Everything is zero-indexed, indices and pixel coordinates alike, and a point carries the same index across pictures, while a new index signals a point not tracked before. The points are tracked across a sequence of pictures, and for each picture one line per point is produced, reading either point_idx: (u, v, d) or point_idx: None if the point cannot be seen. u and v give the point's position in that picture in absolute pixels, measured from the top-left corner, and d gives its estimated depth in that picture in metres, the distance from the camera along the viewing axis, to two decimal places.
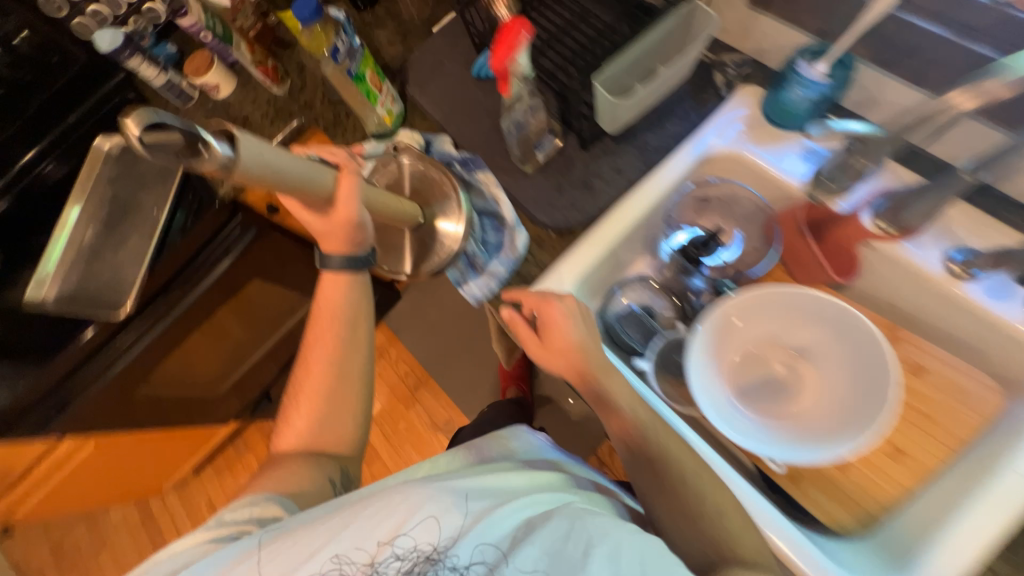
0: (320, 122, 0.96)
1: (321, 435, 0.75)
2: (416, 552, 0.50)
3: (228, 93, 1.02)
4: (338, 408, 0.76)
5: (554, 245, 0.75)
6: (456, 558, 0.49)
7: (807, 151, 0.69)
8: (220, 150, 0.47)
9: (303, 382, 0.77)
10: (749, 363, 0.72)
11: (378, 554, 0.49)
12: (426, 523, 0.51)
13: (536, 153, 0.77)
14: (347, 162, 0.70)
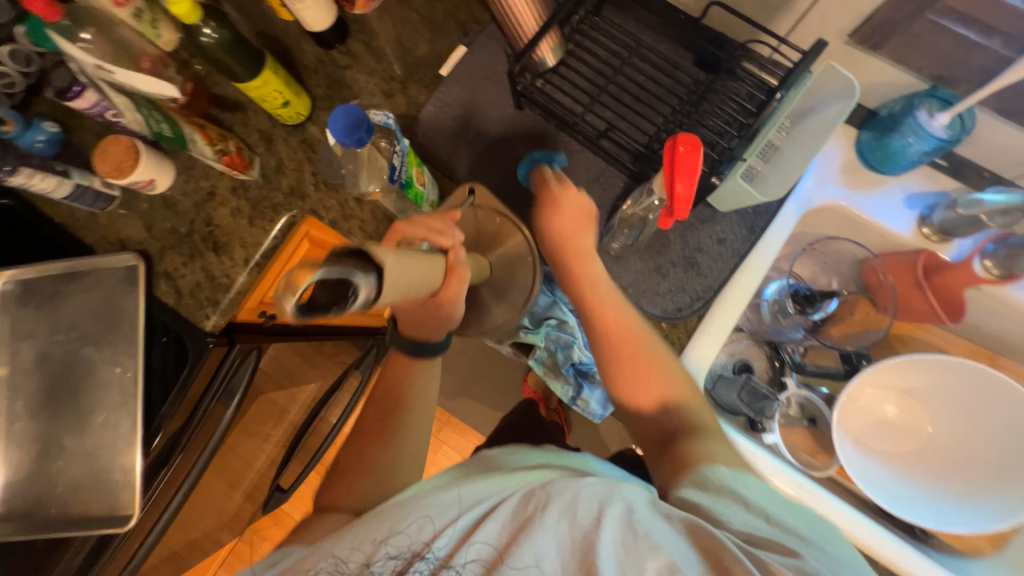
0: (322, 214, 0.74)
1: (362, 485, 0.58)
2: (408, 551, 0.44)
3: (167, 186, 0.75)
4: (390, 458, 0.60)
5: (670, 338, 0.67)
6: (442, 548, 0.44)
7: (909, 196, 0.67)
8: (368, 285, 0.37)
9: (366, 432, 0.63)
10: (861, 409, 0.72)
11: (375, 553, 0.44)
12: (418, 524, 0.46)
13: (620, 236, 0.67)
14: (455, 240, 0.52)
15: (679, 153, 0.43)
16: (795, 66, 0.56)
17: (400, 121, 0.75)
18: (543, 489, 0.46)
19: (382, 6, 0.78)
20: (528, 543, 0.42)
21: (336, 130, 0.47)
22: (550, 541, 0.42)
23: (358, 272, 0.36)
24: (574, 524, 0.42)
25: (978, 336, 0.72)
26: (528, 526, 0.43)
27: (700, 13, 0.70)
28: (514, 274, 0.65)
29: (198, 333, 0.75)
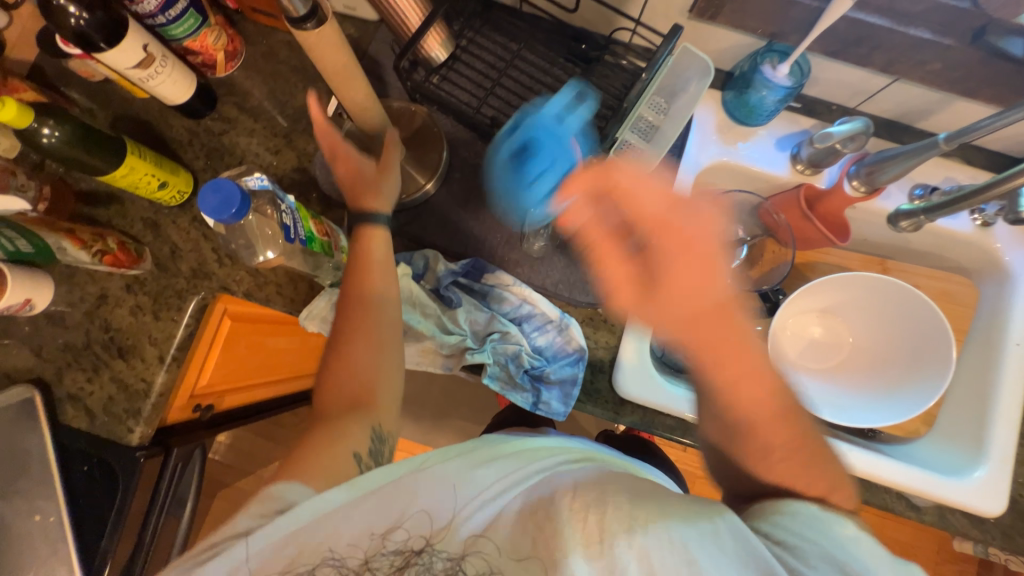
0: (234, 288, 0.70)
1: (358, 381, 0.58)
2: (406, 545, 0.45)
3: (45, 303, 0.67)
4: (371, 361, 0.59)
5: (610, 321, 0.70)
6: (452, 547, 0.44)
7: (778, 139, 0.74)
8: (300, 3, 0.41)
9: (342, 335, 0.59)
10: (793, 335, 0.79)
11: (373, 550, 0.45)
12: (418, 518, 0.46)
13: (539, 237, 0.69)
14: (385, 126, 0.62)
15: None
16: (660, 48, 0.60)
17: (293, 175, 0.73)
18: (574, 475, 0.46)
19: (247, 63, 0.76)
20: (552, 536, 0.41)
21: (210, 209, 0.44)
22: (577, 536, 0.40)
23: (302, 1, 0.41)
24: (603, 522, 0.40)
25: (868, 248, 0.81)
26: (556, 521, 0.41)
27: (571, 6, 0.70)
28: (417, 181, 0.70)
29: (122, 451, 0.67)
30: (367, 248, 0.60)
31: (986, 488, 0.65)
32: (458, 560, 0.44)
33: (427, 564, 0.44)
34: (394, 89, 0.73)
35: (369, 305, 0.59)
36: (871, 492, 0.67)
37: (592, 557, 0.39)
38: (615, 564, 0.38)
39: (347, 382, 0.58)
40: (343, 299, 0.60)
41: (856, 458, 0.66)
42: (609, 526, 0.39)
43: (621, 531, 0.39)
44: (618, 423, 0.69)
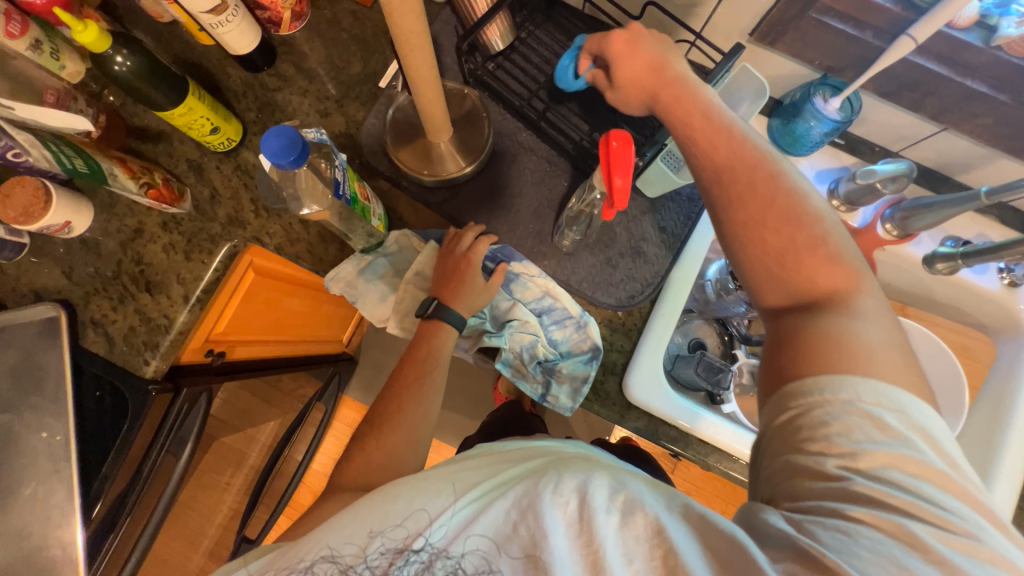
0: (266, 241, 0.71)
1: (380, 458, 0.58)
2: (405, 543, 0.44)
3: (83, 225, 0.69)
4: (396, 442, 0.59)
5: (627, 325, 0.70)
6: (452, 548, 0.43)
7: (817, 172, 0.74)
8: None
9: (378, 417, 0.61)
10: None
11: (371, 543, 0.44)
12: (417, 516, 0.45)
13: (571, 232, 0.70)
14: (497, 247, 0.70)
15: (614, 148, 0.46)
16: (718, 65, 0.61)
17: (339, 139, 0.74)
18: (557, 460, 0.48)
19: (310, 25, 0.77)
20: (533, 524, 0.41)
21: (270, 151, 0.45)
22: (559, 525, 0.40)
23: None
24: (583, 509, 0.41)
25: (890, 292, 0.81)
26: (535, 509, 0.41)
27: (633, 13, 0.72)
28: (459, 161, 0.71)
29: (136, 381, 0.69)
30: (432, 338, 0.64)
31: None
32: (459, 557, 0.42)
33: (428, 561, 0.43)
34: (449, 70, 0.74)
35: (412, 397, 0.62)
36: None
37: (575, 552, 0.40)
38: (595, 557, 0.39)
39: (372, 462, 0.58)
40: (392, 388, 0.63)
41: None
42: (588, 509, 0.41)
43: (599, 513, 0.40)
44: (622, 426, 0.69)
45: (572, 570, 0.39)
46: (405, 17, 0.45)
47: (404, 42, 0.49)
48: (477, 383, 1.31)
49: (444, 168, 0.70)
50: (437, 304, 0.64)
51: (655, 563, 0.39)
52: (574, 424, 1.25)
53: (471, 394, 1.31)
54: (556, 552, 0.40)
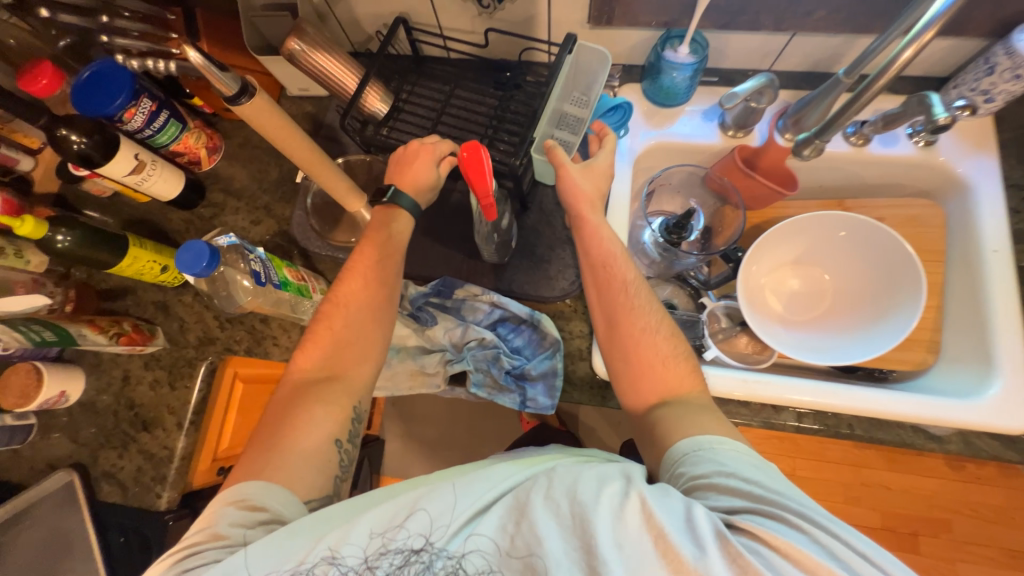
0: (236, 348, 0.77)
1: (342, 351, 0.60)
2: (407, 545, 0.44)
3: (79, 390, 0.76)
4: (357, 337, 0.60)
5: (579, 309, 0.72)
6: (452, 546, 0.43)
7: (703, 111, 0.78)
8: (235, 79, 0.48)
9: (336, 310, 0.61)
10: (770, 291, 0.79)
11: (373, 549, 0.44)
12: (417, 518, 0.45)
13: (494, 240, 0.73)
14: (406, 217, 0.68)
15: (466, 159, 0.50)
16: (559, 53, 0.66)
17: (274, 238, 0.81)
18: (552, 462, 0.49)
19: (227, 153, 0.87)
20: (530, 530, 0.42)
21: (185, 265, 0.51)
22: (553, 529, 0.41)
23: (237, 79, 0.48)
24: (573, 501, 0.42)
25: (825, 192, 0.82)
26: (529, 513, 0.42)
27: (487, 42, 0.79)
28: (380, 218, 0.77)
29: (153, 516, 0.73)
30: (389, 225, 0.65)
31: (1007, 402, 0.62)
32: (460, 558, 0.42)
33: (428, 562, 0.43)
34: (351, 147, 0.82)
35: (362, 298, 0.61)
36: (883, 431, 0.64)
37: (574, 548, 0.40)
38: (590, 548, 0.39)
39: (325, 346, 0.60)
40: (341, 283, 0.63)
41: (858, 396, 0.64)
42: (580, 507, 0.41)
43: (592, 500, 0.42)
44: (607, 405, 0.69)
45: (570, 565, 0.39)
46: (265, 117, 0.52)
47: (274, 138, 0.56)
48: (494, 420, 1.31)
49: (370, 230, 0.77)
50: (393, 189, 0.65)
51: (655, 542, 0.39)
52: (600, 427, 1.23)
53: (493, 433, 1.31)
54: (552, 552, 0.40)
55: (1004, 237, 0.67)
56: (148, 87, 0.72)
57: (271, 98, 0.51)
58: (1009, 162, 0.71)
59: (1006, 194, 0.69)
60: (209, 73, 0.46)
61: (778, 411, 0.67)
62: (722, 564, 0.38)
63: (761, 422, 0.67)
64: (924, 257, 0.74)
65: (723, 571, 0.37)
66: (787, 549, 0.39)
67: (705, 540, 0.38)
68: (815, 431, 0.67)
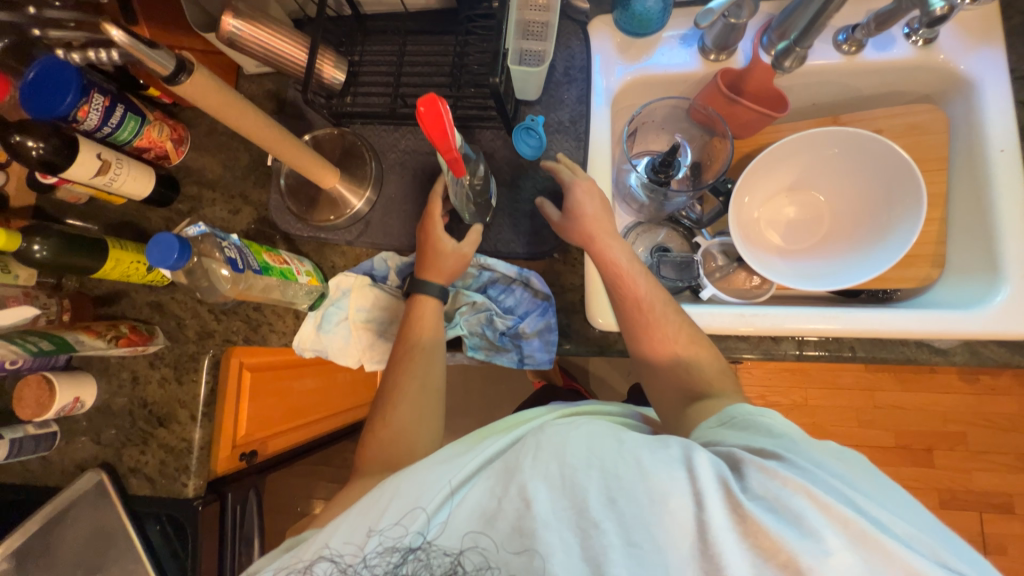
0: (235, 338, 0.78)
1: (394, 444, 0.59)
2: (400, 541, 0.43)
3: (92, 395, 0.78)
4: (403, 422, 0.60)
5: (567, 263, 0.71)
6: (450, 542, 0.43)
7: (682, 35, 0.72)
8: (172, 56, 0.45)
9: (386, 395, 0.62)
10: (765, 222, 0.76)
11: (367, 546, 0.44)
12: (417, 514, 0.44)
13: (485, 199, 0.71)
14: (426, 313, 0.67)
15: (424, 114, 0.47)
16: None
17: (255, 225, 0.80)
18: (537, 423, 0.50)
19: (194, 144, 0.85)
20: (518, 498, 0.42)
21: (156, 260, 0.51)
22: (542, 497, 0.41)
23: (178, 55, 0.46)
24: (560, 468, 0.42)
25: (817, 110, 0.77)
26: (515, 481, 0.43)
27: None
28: (357, 192, 0.75)
29: (183, 503, 0.76)
30: (420, 310, 0.66)
31: (1014, 307, 0.60)
32: (458, 555, 0.42)
33: (426, 559, 0.43)
34: (317, 122, 0.79)
35: (409, 390, 0.62)
36: (885, 349, 0.63)
37: (563, 509, 0.40)
38: (581, 509, 0.40)
39: (380, 447, 0.59)
40: (391, 366, 0.65)
41: (861, 318, 0.62)
42: (569, 473, 0.42)
43: (581, 466, 0.42)
44: (604, 355, 0.69)
45: (565, 532, 0.40)
46: (208, 94, 0.49)
47: (226, 116, 0.53)
48: (504, 382, 1.33)
49: (349, 203, 0.75)
50: (416, 279, 0.66)
51: (648, 500, 0.39)
52: (609, 376, 1.24)
53: (504, 395, 1.33)
54: (540, 514, 0.40)
55: (1011, 134, 0.63)
56: (97, 81, 0.68)
57: (211, 72, 0.48)
58: (1016, 51, 0.65)
59: (1012, 86, 0.65)
60: (141, 51, 0.43)
61: (778, 342, 0.66)
62: (722, 516, 0.38)
63: (761, 354, 0.67)
64: (925, 166, 0.70)
65: (725, 522, 0.38)
66: (801, 490, 0.38)
67: (705, 496, 0.38)
68: (817, 359, 0.66)
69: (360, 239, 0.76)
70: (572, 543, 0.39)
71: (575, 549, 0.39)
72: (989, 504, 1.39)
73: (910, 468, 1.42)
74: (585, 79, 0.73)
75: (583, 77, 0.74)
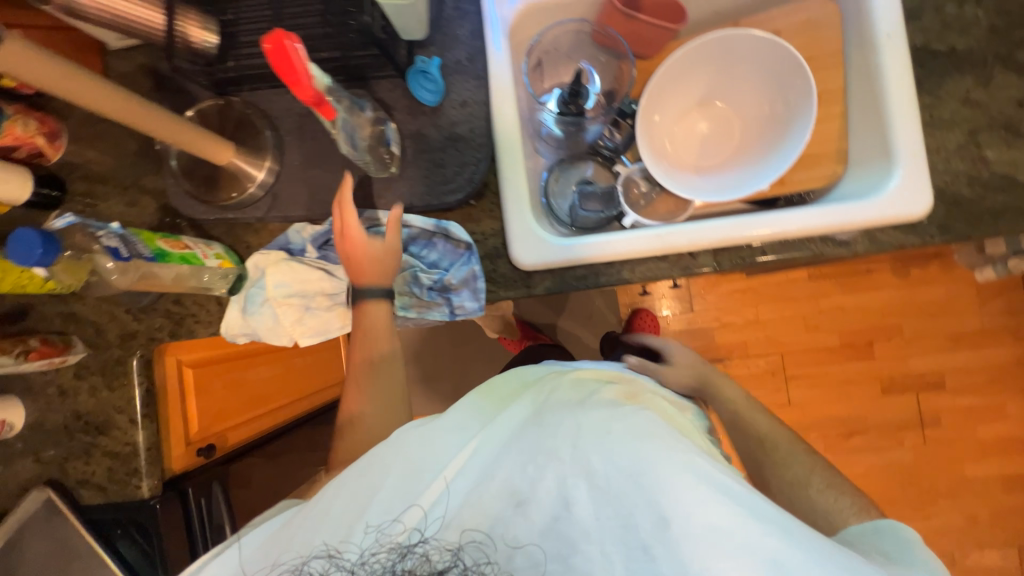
0: (160, 335, 0.75)
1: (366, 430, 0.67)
2: (404, 537, 0.48)
3: (18, 414, 0.75)
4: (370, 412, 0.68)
5: (484, 209, 0.70)
6: (450, 539, 0.48)
7: None
8: None
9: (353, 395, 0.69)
10: (679, 141, 0.76)
11: (367, 540, 0.49)
12: (442, 521, 0.49)
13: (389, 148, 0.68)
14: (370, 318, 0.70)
15: (273, 51, 0.44)
16: None
17: (158, 214, 0.76)
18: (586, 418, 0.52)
19: (73, 136, 0.77)
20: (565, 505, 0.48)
21: (23, 255, 0.50)
22: (592, 514, 0.47)
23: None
24: (605, 484, 0.48)
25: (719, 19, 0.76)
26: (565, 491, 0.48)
27: None
28: (256, 164, 0.71)
29: (140, 505, 0.75)
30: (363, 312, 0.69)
31: (903, 189, 0.62)
32: (457, 550, 0.47)
33: (426, 553, 0.47)
34: (201, 94, 0.73)
35: (369, 384, 0.69)
36: (791, 250, 0.66)
37: (606, 523, 0.46)
38: (629, 526, 0.46)
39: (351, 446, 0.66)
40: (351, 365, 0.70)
41: (765, 223, 0.65)
42: (620, 491, 0.47)
43: (633, 488, 0.47)
44: (532, 296, 0.70)
45: (599, 545, 0.46)
46: (40, 69, 0.42)
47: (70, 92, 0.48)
48: (465, 341, 1.34)
49: (249, 176, 0.71)
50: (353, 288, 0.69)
51: (700, 532, 0.44)
52: None
53: (468, 355, 1.35)
54: (582, 522, 0.47)
55: (894, 19, 0.63)
56: None
57: None
58: None
59: None
60: None
61: (694, 257, 0.68)
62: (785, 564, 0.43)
63: (680, 272, 0.68)
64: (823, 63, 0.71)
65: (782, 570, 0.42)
66: None
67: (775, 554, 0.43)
68: (732, 269, 0.68)
69: (271, 211, 0.72)
70: (615, 556, 0.45)
71: (616, 561, 0.45)
72: (925, 384, 1.51)
73: (854, 363, 1.53)
74: (478, 11, 0.70)
75: (475, 10, 0.70)
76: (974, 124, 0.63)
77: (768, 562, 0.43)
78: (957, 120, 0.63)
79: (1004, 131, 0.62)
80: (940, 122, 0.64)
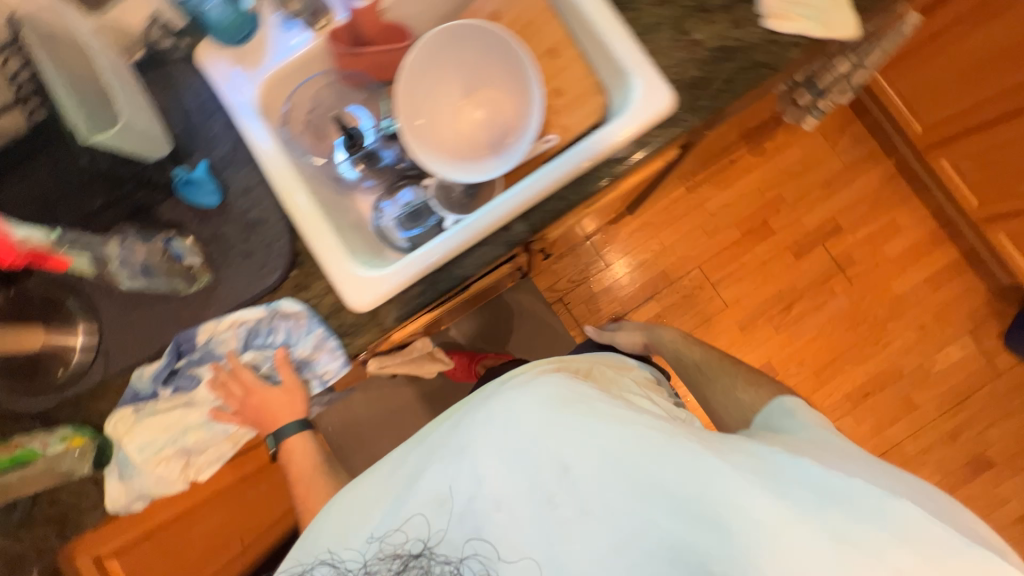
0: (48, 543, 0.70)
1: None
2: (405, 551, 0.53)
3: None
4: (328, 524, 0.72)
5: (307, 274, 0.70)
6: (449, 552, 0.52)
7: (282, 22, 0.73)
8: None
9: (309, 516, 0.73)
10: (463, 134, 0.81)
11: (370, 556, 0.54)
12: (443, 539, 0.52)
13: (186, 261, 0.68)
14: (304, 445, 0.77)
15: None
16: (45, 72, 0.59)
17: None
18: (586, 400, 0.55)
19: None
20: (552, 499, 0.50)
21: None
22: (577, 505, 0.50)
23: None
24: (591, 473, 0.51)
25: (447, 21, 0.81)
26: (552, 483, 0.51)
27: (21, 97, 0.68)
28: (68, 337, 0.68)
29: None
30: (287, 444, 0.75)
31: (644, 94, 0.68)
32: (456, 562, 0.52)
33: (426, 564, 0.52)
34: None
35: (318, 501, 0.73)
36: (586, 185, 0.70)
37: (587, 507, 0.50)
38: (611, 509, 0.50)
39: None
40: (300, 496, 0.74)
41: (549, 173, 0.68)
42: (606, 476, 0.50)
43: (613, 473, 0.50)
44: (387, 331, 0.70)
45: (584, 531, 0.50)
46: None
47: None
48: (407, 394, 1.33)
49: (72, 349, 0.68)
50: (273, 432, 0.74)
51: (672, 505, 0.49)
52: None
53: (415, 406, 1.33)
54: (567, 513, 0.50)
55: None
56: None
57: None
58: None
59: None
60: None
61: (510, 230, 0.70)
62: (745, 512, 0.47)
63: (506, 248, 0.71)
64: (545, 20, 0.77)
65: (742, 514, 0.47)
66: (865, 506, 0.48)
67: (742, 507, 0.47)
68: (549, 225, 0.71)
69: (106, 370, 0.69)
70: (601, 537, 0.49)
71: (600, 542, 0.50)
72: (825, 235, 1.62)
73: (760, 245, 1.62)
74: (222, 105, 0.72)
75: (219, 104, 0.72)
76: (676, 18, 0.70)
77: (729, 516, 0.48)
78: (661, 20, 0.70)
79: (701, 14, 0.70)
80: (650, 28, 0.70)
